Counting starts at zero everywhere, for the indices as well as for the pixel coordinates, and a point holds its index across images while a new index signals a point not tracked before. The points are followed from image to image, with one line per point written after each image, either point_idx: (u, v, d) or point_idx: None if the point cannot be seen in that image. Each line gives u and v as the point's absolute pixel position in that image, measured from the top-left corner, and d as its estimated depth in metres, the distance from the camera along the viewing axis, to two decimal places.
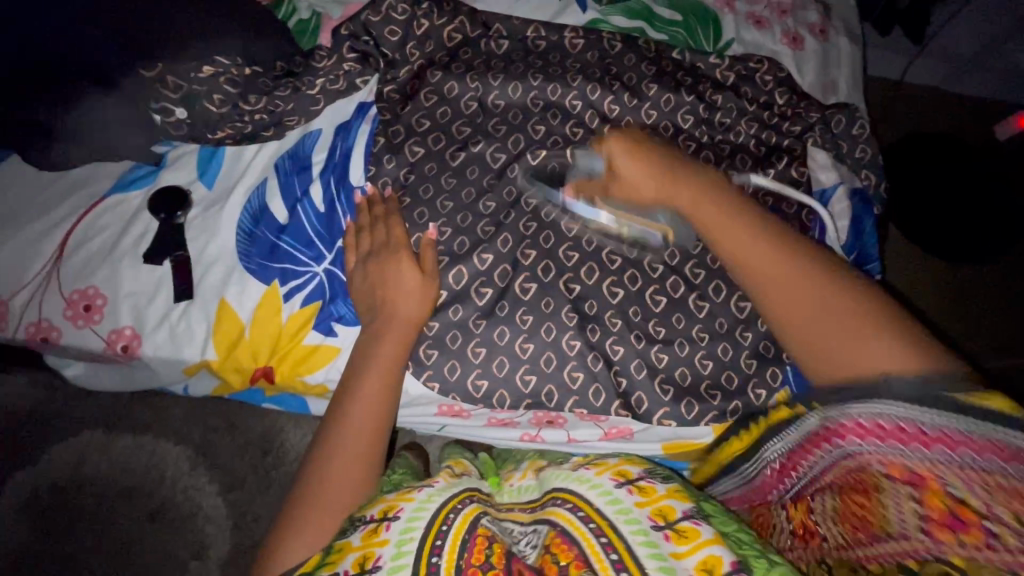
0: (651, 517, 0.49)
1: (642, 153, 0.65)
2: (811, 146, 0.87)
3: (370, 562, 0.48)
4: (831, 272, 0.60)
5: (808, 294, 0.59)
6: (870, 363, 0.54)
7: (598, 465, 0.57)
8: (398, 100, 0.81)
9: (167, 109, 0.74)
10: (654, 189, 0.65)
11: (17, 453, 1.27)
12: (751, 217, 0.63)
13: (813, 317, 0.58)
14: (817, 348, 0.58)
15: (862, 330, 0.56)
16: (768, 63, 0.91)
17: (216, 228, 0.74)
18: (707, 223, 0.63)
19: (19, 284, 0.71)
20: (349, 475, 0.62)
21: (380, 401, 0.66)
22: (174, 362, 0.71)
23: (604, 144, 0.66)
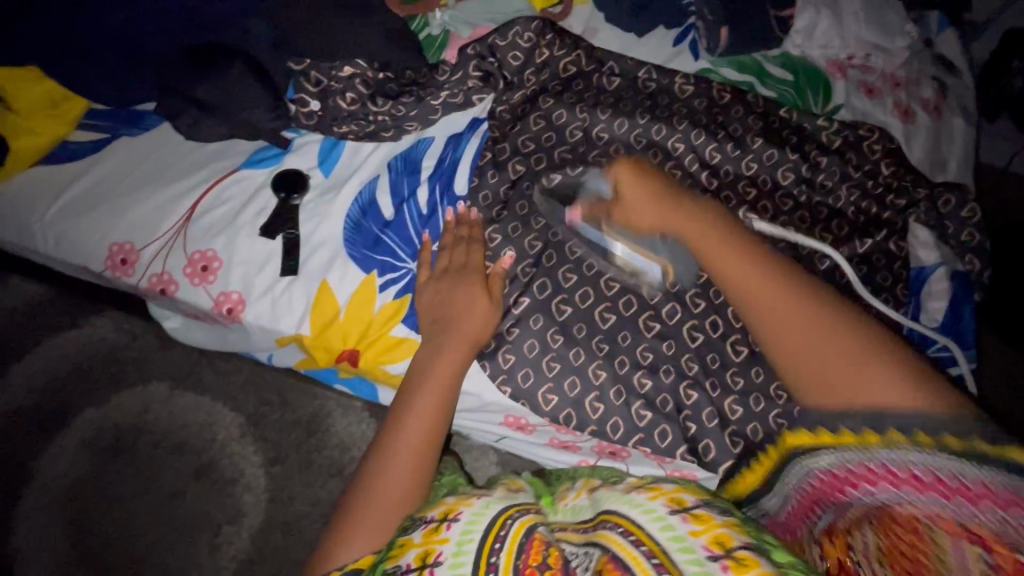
0: (706, 546, 0.47)
1: (646, 176, 0.63)
2: (913, 222, 0.85)
3: (431, 559, 0.50)
4: (843, 309, 0.52)
5: (799, 316, 0.52)
6: (869, 395, 0.47)
7: (652, 490, 0.55)
8: (508, 120, 0.85)
9: (304, 100, 0.82)
10: (648, 204, 0.61)
11: (90, 391, 1.36)
12: (750, 241, 0.57)
13: (821, 353, 0.50)
14: (817, 380, 0.50)
15: (865, 364, 0.48)
16: (878, 132, 0.90)
17: (327, 213, 0.79)
18: (702, 242, 0.57)
19: (150, 238, 0.78)
20: (406, 484, 0.63)
21: (440, 414, 0.67)
22: (271, 332, 0.76)
23: (613, 168, 0.64)
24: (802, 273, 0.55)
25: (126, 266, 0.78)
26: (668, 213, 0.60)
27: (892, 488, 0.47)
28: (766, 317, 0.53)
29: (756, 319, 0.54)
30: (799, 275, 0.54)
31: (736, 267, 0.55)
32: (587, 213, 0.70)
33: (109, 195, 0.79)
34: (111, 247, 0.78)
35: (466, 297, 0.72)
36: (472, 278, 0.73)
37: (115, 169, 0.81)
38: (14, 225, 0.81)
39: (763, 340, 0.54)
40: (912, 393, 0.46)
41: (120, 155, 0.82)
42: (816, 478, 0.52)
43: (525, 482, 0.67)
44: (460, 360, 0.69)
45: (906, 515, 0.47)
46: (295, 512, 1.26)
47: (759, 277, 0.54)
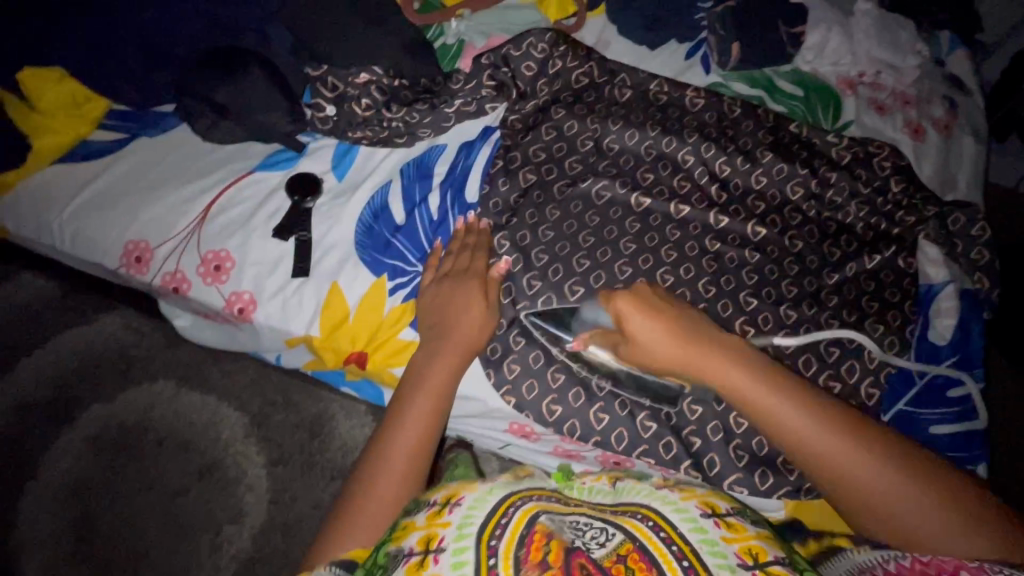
0: (739, 555, 0.48)
1: (653, 309, 0.66)
2: (922, 240, 0.85)
3: (434, 543, 0.50)
4: (893, 447, 0.58)
5: (851, 463, 0.57)
6: (913, 523, 0.55)
7: (684, 492, 0.56)
8: (519, 129, 0.86)
9: (320, 105, 0.83)
10: (684, 357, 0.64)
11: (97, 387, 1.37)
12: (793, 390, 0.61)
13: (884, 501, 0.56)
14: (889, 521, 0.56)
15: (928, 504, 0.55)
16: (889, 149, 0.90)
17: (339, 216, 0.80)
18: (749, 394, 0.61)
19: (165, 237, 0.79)
20: (398, 484, 0.62)
21: (433, 417, 0.67)
22: (280, 332, 0.76)
23: (614, 302, 0.67)
24: (842, 413, 0.60)
25: (140, 264, 0.79)
26: (710, 361, 0.63)
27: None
28: (830, 470, 0.58)
29: (824, 472, 0.58)
30: (841, 417, 0.60)
31: (790, 421, 0.59)
32: (596, 337, 0.71)
33: (126, 194, 0.81)
34: (127, 245, 0.79)
35: (471, 303, 0.72)
36: (473, 281, 0.74)
37: (133, 169, 0.83)
38: (33, 221, 0.82)
39: (819, 481, 0.60)
40: (963, 522, 0.54)
41: (139, 155, 0.83)
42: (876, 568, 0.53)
43: (534, 467, 0.66)
44: (456, 364, 0.70)
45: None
46: (295, 514, 1.26)
47: (810, 427, 0.59)
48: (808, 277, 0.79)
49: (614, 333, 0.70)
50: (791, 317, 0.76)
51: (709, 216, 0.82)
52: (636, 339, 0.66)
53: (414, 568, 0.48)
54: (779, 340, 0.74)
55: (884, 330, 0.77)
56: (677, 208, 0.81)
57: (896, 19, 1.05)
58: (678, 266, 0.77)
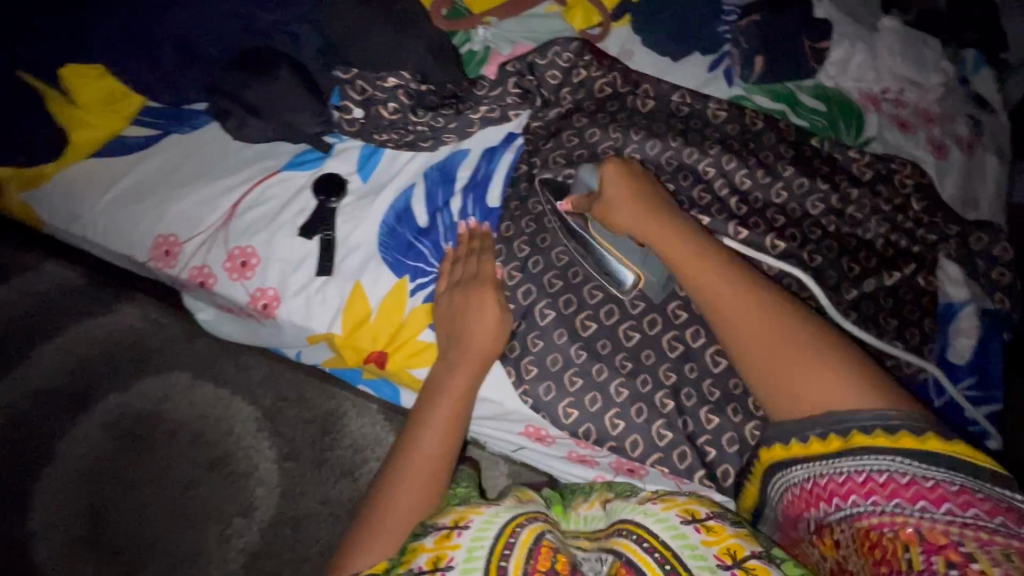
0: (718, 557, 0.49)
1: (630, 181, 0.72)
2: (943, 258, 0.84)
3: (443, 562, 0.51)
4: (810, 321, 0.60)
5: (761, 325, 0.60)
6: (812, 392, 0.55)
7: (665, 501, 0.56)
8: (541, 137, 0.88)
9: (348, 107, 0.84)
10: (634, 217, 0.70)
11: (115, 376, 1.40)
12: (722, 255, 0.66)
13: (776, 354, 0.59)
14: (774, 378, 0.58)
15: (823, 364, 0.56)
16: (911, 166, 0.90)
17: (363, 217, 0.81)
18: (675, 253, 0.67)
19: (193, 232, 0.81)
20: (416, 495, 0.64)
21: (450, 430, 0.68)
22: (302, 329, 0.78)
23: (604, 166, 0.73)
24: (771, 288, 0.63)
25: (169, 258, 0.81)
26: (652, 224, 0.69)
27: (864, 500, 0.51)
28: (738, 326, 0.61)
29: (728, 319, 0.62)
30: (767, 290, 0.63)
31: (708, 272, 0.64)
32: (580, 202, 0.74)
33: (157, 189, 0.83)
34: (156, 239, 0.81)
35: (490, 312, 0.73)
36: (487, 289, 0.74)
37: (165, 165, 0.85)
38: (67, 213, 0.85)
39: (730, 342, 0.62)
40: (857, 387, 0.54)
41: (171, 151, 0.85)
42: (798, 491, 0.56)
43: (536, 493, 0.67)
44: (472, 375, 0.71)
45: (880, 523, 0.49)
46: (305, 509, 1.28)
47: (725, 277, 0.63)
48: (827, 291, 0.80)
49: (592, 200, 0.74)
50: None
51: (729, 227, 0.82)
52: (608, 199, 0.72)
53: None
54: None
55: (902, 347, 0.77)
56: (696, 218, 0.82)
57: (920, 37, 1.05)
58: None
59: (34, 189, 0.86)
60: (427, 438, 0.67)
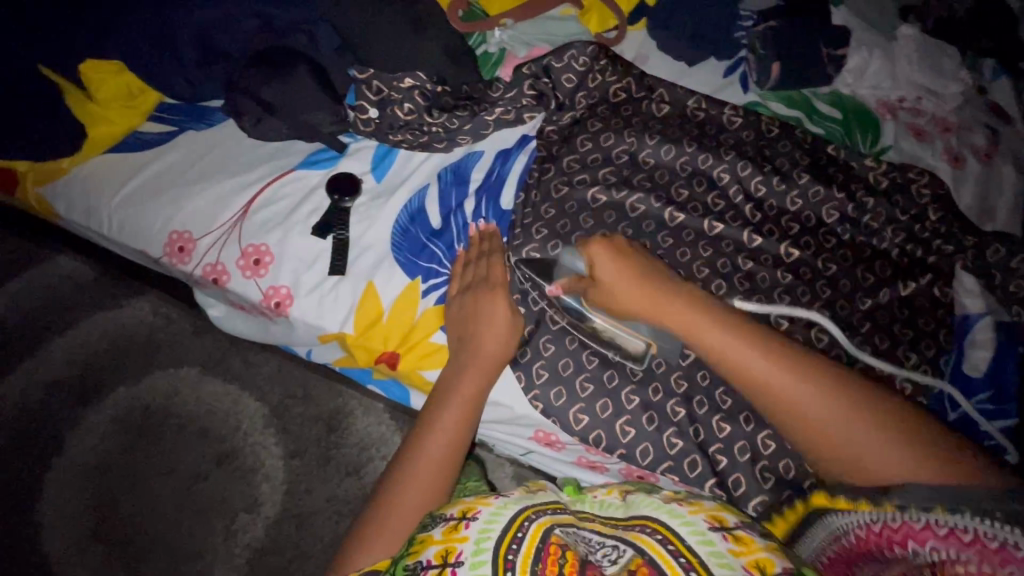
0: (746, 567, 0.48)
1: (622, 257, 0.70)
2: (958, 269, 0.84)
3: (452, 558, 0.51)
4: (853, 385, 0.58)
5: (810, 399, 0.58)
6: (878, 466, 0.54)
7: (691, 505, 0.57)
8: (555, 140, 0.87)
9: (364, 107, 0.85)
10: (637, 292, 0.69)
11: (125, 370, 1.40)
12: (739, 322, 0.64)
13: (831, 429, 0.57)
14: (835, 455, 0.57)
15: (872, 431, 0.55)
16: (928, 176, 0.89)
17: (377, 217, 0.81)
18: (691, 325, 0.65)
19: (207, 229, 0.81)
20: (421, 497, 0.64)
21: (459, 434, 0.68)
22: (314, 328, 0.78)
23: (588, 246, 0.71)
24: (802, 352, 0.62)
25: (183, 254, 0.81)
26: (659, 293, 0.68)
27: (927, 547, 0.49)
28: (783, 402, 0.59)
29: (761, 395, 0.60)
30: (803, 356, 0.61)
31: (730, 346, 0.62)
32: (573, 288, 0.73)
33: (173, 185, 0.83)
34: (171, 235, 0.81)
35: (503, 319, 0.73)
36: (499, 293, 0.73)
37: (181, 161, 0.85)
38: (83, 207, 0.85)
39: (777, 417, 0.60)
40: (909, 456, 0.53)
41: (187, 148, 0.86)
42: (852, 534, 0.55)
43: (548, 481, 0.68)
44: (482, 381, 0.71)
45: (942, 574, 0.47)
46: (310, 506, 1.28)
47: (750, 349, 0.61)
48: (841, 301, 0.79)
49: (586, 281, 0.73)
50: (822, 339, 0.75)
51: (743, 234, 0.82)
52: (602, 276, 0.70)
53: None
54: None
55: (916, 359, 0.77)
56: (710, 224, 0.82)
57: (938, 46, 1.05)
58: (710, 283, 0.79)
59: (51, 183, 0.87)
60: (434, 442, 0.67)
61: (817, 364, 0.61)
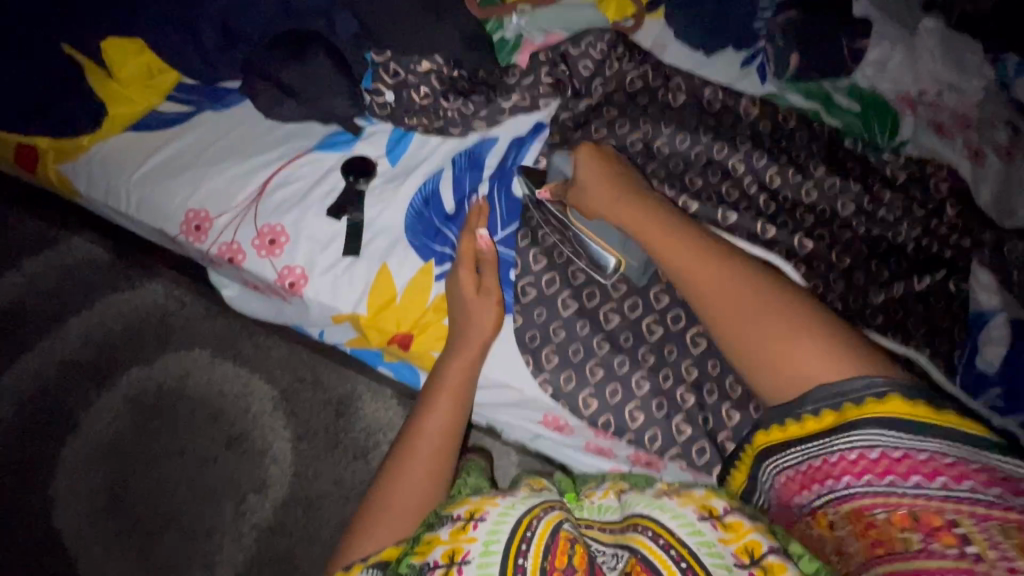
0: (735, 555, 0.50)
1: (603, 163, 0.74)
2: (976, 265, 0.82)
3: (459, 557, 0.52)
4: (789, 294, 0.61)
5: (740, 302, 0.62)
6: (794, 364, 0.57)
7: (683, 495, 0.56)
8: (570, 127, 0.87)
9: (379, 90, 0.85)
10: (605, 196, 0.73)
11: (138, 350, 1.42)
12: (700, 237, 0.67)
13: (753, 326, 0.60)
14: (755, 355, 0.60)
15: (796, 331, 0.58)
16: (947, 170, 0.88)
17: (392, 200, 0.82)
18: (646, 234, 0.69)
19: (224, 208, 0.82)
20: (422, 481, 0.65)
21: (456, 415, 0.69)
22: (328, 308, 0.78)
23: (578, 151, 0.75)
24: (746, 264, 0.65)
25: (200, 232, 0.82)
26: (633, 210, 0.71)
27: (857, 479, 0.52)
28: (715, 302, 0.63)
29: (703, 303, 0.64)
30: (744, 267, 0.64)
31: (682, 253, 0.67)
32: (557, 191, 0.78)
33: (191, 164, 0.84)
34: (188, 214, 0.82)
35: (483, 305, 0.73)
36: (464, 266, 0.75)
37: (199, 141, 0.86)
38: (103, 185, 0.86)
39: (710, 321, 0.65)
40: (824, 356, 0.56)
41: (205, 128, 0.86)
42: (784, 481, 0.57)
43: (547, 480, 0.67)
44: (476, 360, 0.72)
45: (872, 506, 0.51)
46: (317, 489, 1.29)
47: (693, 258, 0.66)
48: (854, 294, 0.79)
49: (567, 186, 0.77)
50: None
51: (756, 225, 0.82)
52: (580, 173, 0.74)
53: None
54: None
55: (929, 354, 0.77)
56: (724, 215, 0.82)
57: (962, 40, 1.03)
58: None
59: (69, 161, 0.87)
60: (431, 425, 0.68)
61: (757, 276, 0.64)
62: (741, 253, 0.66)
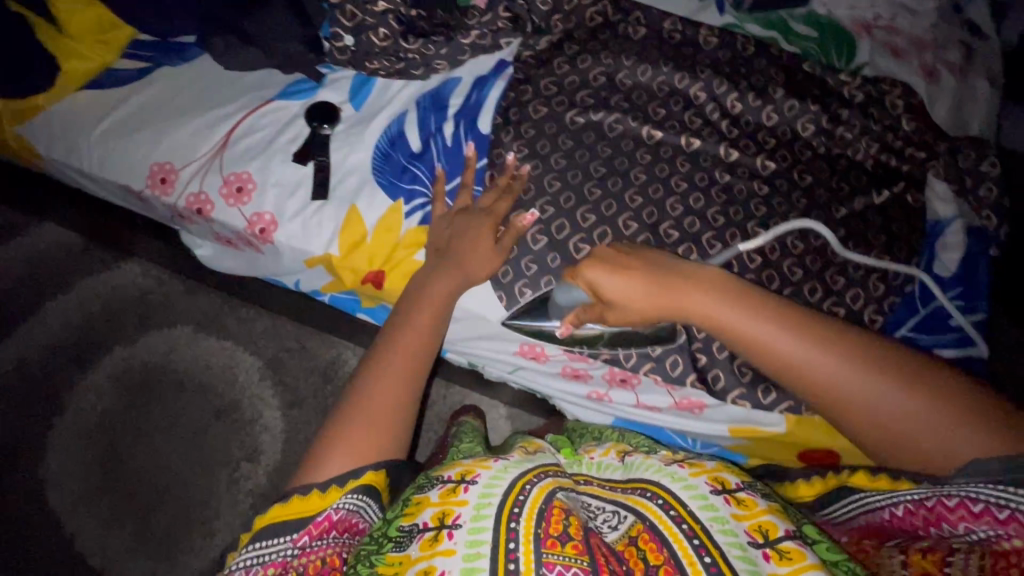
0: (748, 533, 0.51)
1: (626, 264, 0.66)
2: (931, 176, 0.85)
3: (450, 520, 0.54)
4: (898, 366, 0.59)
5: (861, 395, 0.58)
6: (937, 449, 0.57)
7: (693, 466, 0.59)
8: (533, 64, 0.88)
9: (338, 35, 0.85)
10: (656, 298, 0.65)
11: (119, 331, 1.42)
12: (791, 322, 0.61)
13: (886, 420, 0.58)
14: (891, 444, 0.59)
15: (928, 415, 0.57)
16: (902, 88, 0.90)
17: (358, 143, 0.82)
18: (732, 333, 0.62)
19: (189, 160, 0.81)
20: (396, 399, 0.66)
21: (431, 330, 0.72)
22: (300, 252, 0.79)
23: (581, 272, 0.67)
24: (845, 342, 0.60)
25: (165, 185, 0.82)
26: (723, 314, 0.62)
27: (977, 526, 0.54)
28: (834, 400, 0.60)
29: (828, 405, 0.60)
30: (846, 350, 0.59)
31: (781, 353, 0.61)
32: (586, 315, 0.71)
33: (152, 118, 0.83)
34: (152, 167, 0.82)
35: (479, 232, 0.75)
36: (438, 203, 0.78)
37: (159, 95, 0.85)
38: (63, 145, 0.85)
39: (829, 414, 0.61)
40: (970, 439, 0.56)
41: (164, 82, 0.85)
42: (887, 514, 0.59)
43: (544, 442, 0.71)
44: (456, 284, 0.74)
45: (997, 550, 0.52)
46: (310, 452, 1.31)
47: (800, 355, 0.60)
48: (817, 209, 0.81)
49: (592, 304, 0.70)
50: (798, 246, 0.78)
51: (719, 149, 0.83)
52: (609, 289, 0.66)
53: (428, 543, 0.52)
54: (784, 266, 0.77)
55: (890, 262, 0.79)
56: (687, 141, 0.83)
57: None
58: (688, 196, 0.80)
59: (28, 122, 0.86)
60: (408, 343, 0.71)
61: (860, 353, 0.60)
62: (831, 327, 0.61)
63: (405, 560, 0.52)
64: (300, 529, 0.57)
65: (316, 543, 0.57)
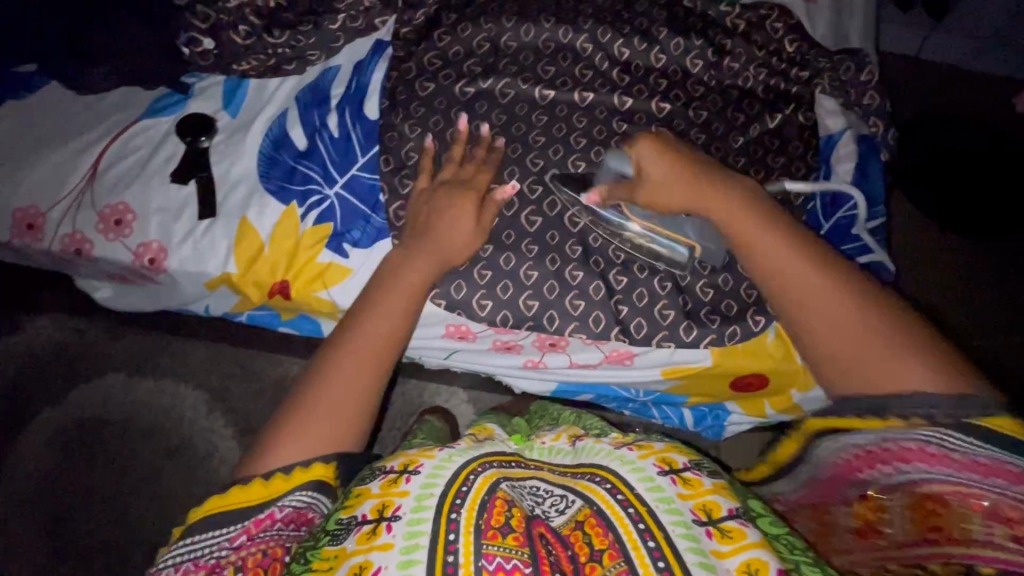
0: (693, 511, 0.50)
1: (666, 151, 0.69)
2: (818, 93, 0.88)
3: (389, 512, 0.51)
4: (878, 298, 0.61)
5: (827, 301, 0.61)
6: (888, 375, 0.57)
7: (642, 448, 0.58)
8: (412, 40, 0.83)
9: (194, 39, 0.78)
10: (676, 183, 0.68)
11: (44, 391, 1.33)
12: (797, 231, 0.65)
13: (840, 330, 0.60)
14: (841, 358, 0.61)
15: (888, 341, 0.58)
16: (780, 10, 0.91)
17: (239, 151, 0.78)
18: (735, 224, 0.66)
19: (56, 199, 0.76)
20: (361, 383, 0.63)
21: (406, 310, 0.68)
22: (197, 275, 0.76)
23: (634, 146, 0.69)
24: (836, 264, 0.63)
25: (34, 231, 0.76)
26: (735, 213, 0.67)
27: (913, 465, 0.52)
28: (797, 297, 0.63)
29: (792, 302, 0.64)
30: (834, 269, 0.63)
31: (776, 249, 0.64)
32: (613, 191, 0.70)
33: (6, 162, 0.77)
34: (16, 214, 0.76)
35: None
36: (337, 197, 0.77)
37: (6, 135, 0.78)
38: None
39: (789, 315, 0.64)
40: (922, 375, 0.55)
41: (10, 120, 0.78)
42: (841, 461, 0.58)
43: (496, 428, 0.70)
44: (433, 267, 0.70)
45: (932, 492, 0.51)
46: None
47: (787, 252, 0.64)
48: (715, 143, 0.81)
49: (627, 184, 0.70)
50: None
51: (613, 98, 0.82)
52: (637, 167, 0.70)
53: (366, 536, 0.49)
54: None
55: (790, 182, 0.81)
56: (580, 96, 0.81)
57: None
58: (589, 151, 0.78)
59: None
60: (375, 326, 0.66)
61: (845, 276, 0.62)
62: (835, 253, 0.65)
63: (342, 553, 0.49)
64: (239, 525, 0.54)
65: (260, 537, 0.53)
